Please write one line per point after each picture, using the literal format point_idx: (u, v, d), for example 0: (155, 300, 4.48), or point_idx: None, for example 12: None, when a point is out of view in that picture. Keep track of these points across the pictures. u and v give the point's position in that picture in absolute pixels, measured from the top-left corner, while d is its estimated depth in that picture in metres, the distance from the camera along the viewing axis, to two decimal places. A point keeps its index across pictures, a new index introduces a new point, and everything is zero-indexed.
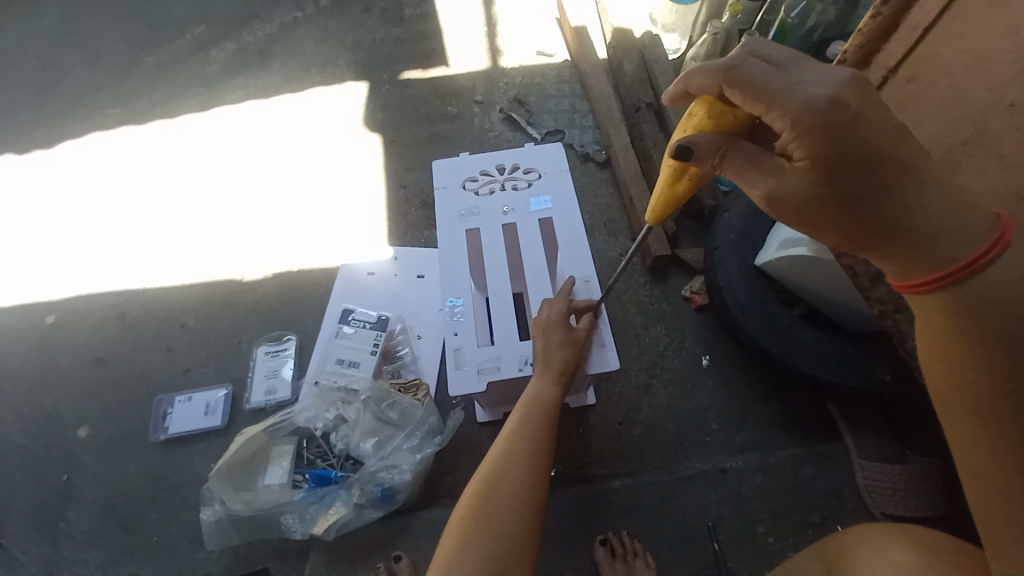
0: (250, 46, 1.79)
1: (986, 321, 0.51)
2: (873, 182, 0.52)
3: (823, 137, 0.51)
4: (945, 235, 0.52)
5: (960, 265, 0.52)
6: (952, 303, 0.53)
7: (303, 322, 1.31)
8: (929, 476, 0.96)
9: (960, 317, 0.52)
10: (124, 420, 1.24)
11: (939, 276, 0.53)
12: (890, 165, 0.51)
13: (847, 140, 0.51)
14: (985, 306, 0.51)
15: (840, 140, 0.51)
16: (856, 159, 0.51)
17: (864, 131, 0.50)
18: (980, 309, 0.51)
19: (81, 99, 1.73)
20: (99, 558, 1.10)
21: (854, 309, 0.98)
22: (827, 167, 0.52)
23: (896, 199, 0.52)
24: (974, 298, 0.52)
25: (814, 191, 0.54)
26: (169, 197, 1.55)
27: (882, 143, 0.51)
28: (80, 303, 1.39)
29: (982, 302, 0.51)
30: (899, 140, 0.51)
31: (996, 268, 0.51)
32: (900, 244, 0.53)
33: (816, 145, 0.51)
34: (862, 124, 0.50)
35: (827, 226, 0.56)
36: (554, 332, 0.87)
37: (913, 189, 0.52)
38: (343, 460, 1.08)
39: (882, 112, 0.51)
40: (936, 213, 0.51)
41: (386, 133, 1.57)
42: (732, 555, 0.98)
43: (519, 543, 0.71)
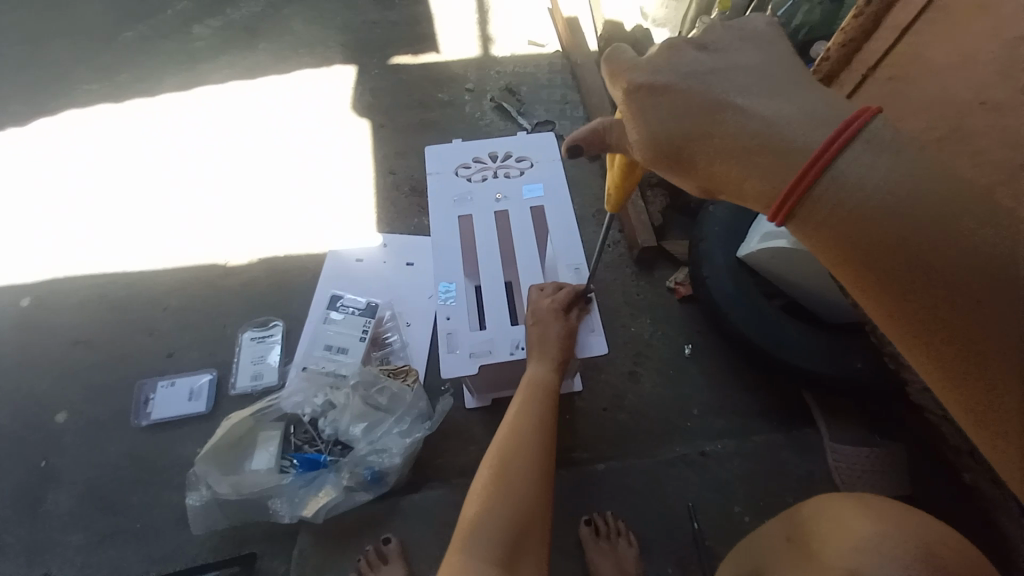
0: (235, 24, 1.74)
1: (839, 239, 0.41)
2: (698, 115, 0.48)
3: (644, 108, 0.51)
4: (782, 141, 0.44)
5: (803, 166, 0.42)
6: (811, 227, 0.43)
7: (290, 307, 1.29)
8: (893, 459, 1.03)
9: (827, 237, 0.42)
10: (105, 404, 1.21)
11: (787, 190, 0.43)
12: (712, 95, 0.48)
13: (661, 87, 0.50)
14: (832, 216, 0.41)
15: (654, 87, 0.50)
16: (675, 101, 0.49)
17: (681, 74, 0.50)
18: (830, 221, 0.42)
19: (56, 73, 1.66)
20: (80, 541, 1.09)
21: (830, 301, 1.03)
22: (659, 124, 0.50)
23: (726, 124, 0.47)
24: (826, 211, 0.42)
25: (661, 148, 0.51)
26: (150, 177, 1.51)
27: (694, 81, 0.49)
28: (56, 284, 1.35)
29: (830, 210, 0.41)
30: (720, 74, 0.49)
31: (854, 156, 0.40)
32: (749, 169, 0.46)
33: (643, 116, 0.51)
34: (682, 69, 0.50)
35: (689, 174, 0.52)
36: (549, 320, 0.89)
37: (741, 108, 0.47)
38: (332, 445, 1.09)
39: (696, 58, 0.50)
40: (769, 123, 0.45)
41: (376, 118, 1.56)
42: (710, 534, 1.03)
43: (538, 507, 0.75)
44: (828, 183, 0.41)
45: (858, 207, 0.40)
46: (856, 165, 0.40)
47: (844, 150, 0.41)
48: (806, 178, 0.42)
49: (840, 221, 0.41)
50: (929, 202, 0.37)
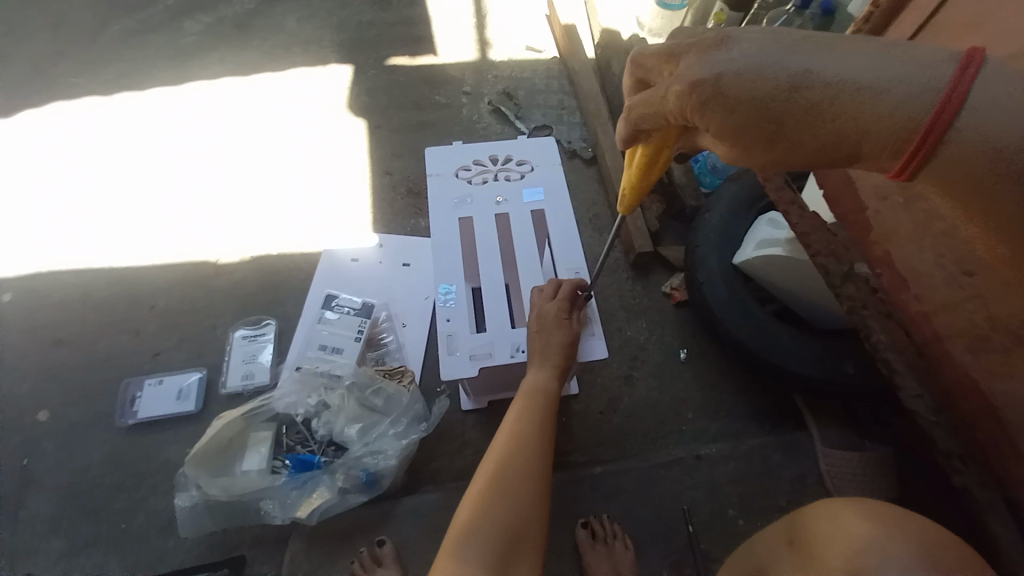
0: (228, 20, 1.73)
1: (983, 174, 0.42)
2: (780, 86, 0.49)
3: (718, 104, 0.51)
4: (887, 95, 0.45)
5: (936, 104, 0.43)
6: (950, 170, 0.44)
7: (281, 307, 1.28)
8: (884, 462, 1.05)
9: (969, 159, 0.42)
10: (88, 405, 1.18)
11: (925, 133, 0.43)
12: (790, 72, 0.48)
13: (735, 75, 0.50)
14: (976, 151, 0.42)
15: (720, 77, 0.50)
16: (751, 88, 0.49)
17: (751, 56, 0.50)
18: (975, 158, 0.42)
19: (43, 64, 1.62)
20: (61, 546, 1.05)
21: (822, 308, 1.06)
22: (738, 113, 0.51)
23: (820, 88, 0.47)
24: (973, 144, 0.42)
25: (747, 132, 0.52)
26: (139, 173, 1.48)
27: (764, 56, 0.49)
28: (37, 281, 1.32)
29: (970, 149, 0.42)
30: (786, 48, 0.49)
31: (984, 93, 0.42)
32: (865, 123, 0.46)
33: (713, 114, 0.52)
34: (732, 59, 0.50)
35: (776, 146, 0.52)
36: (554, 328, 0.89)
37: (832, 69, 0.47)
38: (325, 446, 1.07)
39: (752, 39, 0.51)
40: (870, 79, 0.46)
41: (371, 118, 1.55)
42: (704, 536, 1.04)
43: (531, 518, 0.73)
44: (966, 115, 0.42)
45: (999, 141, 0.41)
46: (989, 99, 0.42)
47: (972, 87, 0.42)
48: (943, 114, 0.42)
49: (982, 158, 0.42)
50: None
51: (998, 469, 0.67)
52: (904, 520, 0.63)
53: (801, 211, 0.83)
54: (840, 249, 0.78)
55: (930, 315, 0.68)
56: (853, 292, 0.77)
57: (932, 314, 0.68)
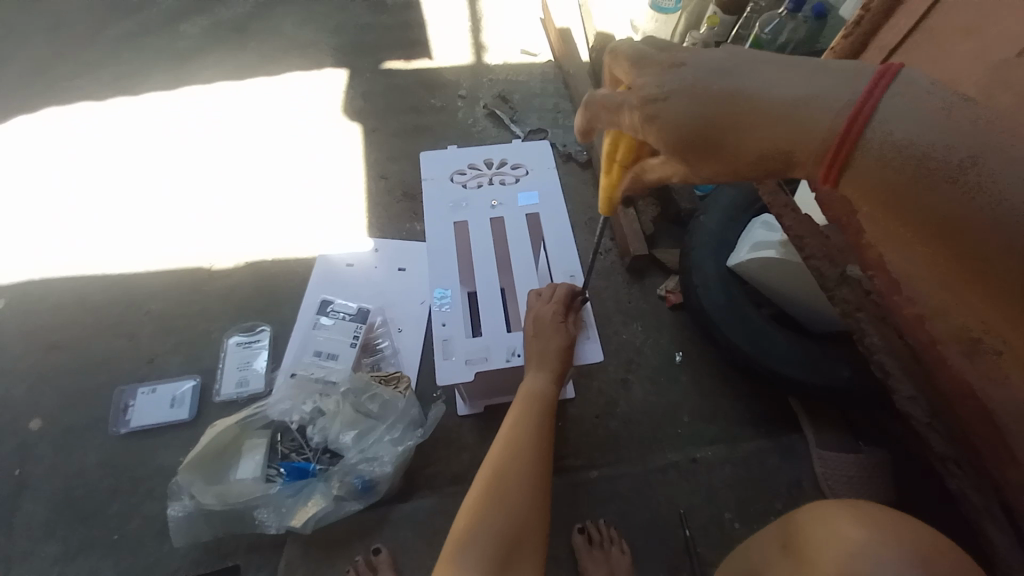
0: (222, 24, 1.72)
1: (898, 192, 0.42)
2: (717, 103, 0.50)
3: (665, 118, 0.53)
4: (809, 117, 0.46)
5: (842, 125, 0.44)
6: (862, 183, 0.44)
7: (277, 312, 1.27)
8: (879, 466, 1.05)
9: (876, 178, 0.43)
10: (81, 412, 1.16)
11: (840, 139, 0.44)
12: (732, 90, 0.49)
13: (675, 95, 0.52)
14: (881, 165, 0.42)
15: (665, 95, 0.52)
16: (694, 105, 0.51)
17: (691, 78, 0.52)
18: (882, 173, 0.42)
19: (36, 67, 1.61)
20: (54, 556, 1.04)
21: (818, 312, 1.06)
22: (682, 127, 0.52)
23: (759, 108, 0.49)
24: (878, 163, 0.42)
25: (688, 149, 0.53)
26: (133, 178, 1.47)
27: (705, 77, 0.51)
28: (30, 286, 1.30)
29: (878, 162, 0.42)
30: (725, 68, 0.51)
31: (891, 110, 0.42)
32: (789, 142, 0.48)
33: (660, 130, 0.54)
34: (680, 76, 0.52)
35: (716, 159, 0.53)
36: (551, 333, 0.89)
37: (765, 90, 0.49)
38: (320, 453, 1.05)
39: (697, 60, 0.53)
40: (799, 99, 0.47)
41: (367, 122, 1.55)
42: (701, 540, 1.03)
43: (531, 522, 0.73)
44: (872, 134, 0.43)
45: (902, 155, 0.41)
46: (897, 116, 0.42)
47: (880, 105, 0.43)
48: (850, 134, 0.44)
49: (891, 172, 0.42)
50: (980, 142, 0.38)
51: (994, 472, 0.67)
52: (896, 522, 0.63)
53: (796, 214, 0.81)
54: (835, 253, 0.78)
55: (925, 318, 0.66)
56: (845, 295, 0.78)
57: (926, 317, 0.66)
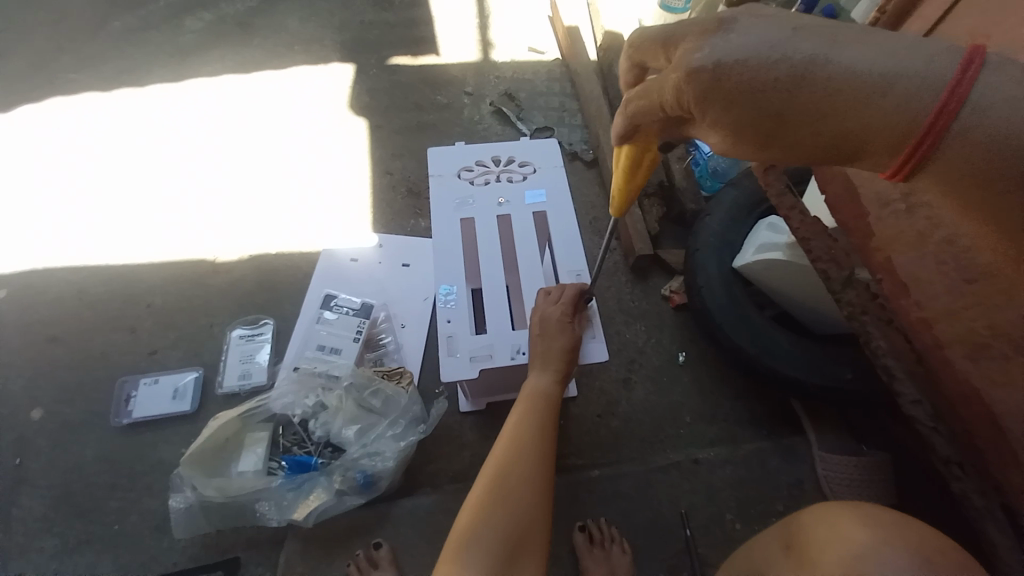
0: (229, 17, 1.72)
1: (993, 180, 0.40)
2: (781, 80, 0.45)
3: (723, 96, 0.47)
4: (895, 91, 0.42)
5: (934, 108, 0.41)
6: (953, 168, 0.41)
7: (279, 306, 1.27)
8: (880, 467, 1.05)
9: (970, 169, 0.41)
10: (83, 403, 1.16)
11: (929, 129, 0.41)
12: (796, 63, 0.44)
13: (735, 68, 0.46)
14: (983, 147, 0.40)
15: (719, 67, 0.46)
16: (756, 80, 0.45)
17: (750, 45, 0.46)
18: (982, 155, 0.40)
19: (42, 58, 1.61)
20: (54, 546, 1.04)
21: (823, 314, 1.06)
22: (744, 107, 0.47)
23: (826, 85, 0.44)
24: (971, 151, 0.40)
25: (747, 129, 0.49)
26: (138, 170, 1.47)
27: (765, 45, 0.45)
28: (33, 277, 1.30)
29: (970, 153, 0.40)
30: (792, 36, 0.45)
31: (991, 85, 0.39)
32: (866, 122, 0.44)
33: (719, 109, 0.49)
34: (734, 45, 0.46)
35: (779, 142, 0.49)
36: (557, 331, 0.89)
37: (836, 61, 0.44)
38: (322, 447, 1.07)
39: (754, 26, 0.47)
40: (876, 72, 0.43)
41: (372, 118, 1.54)
42: (702, 541, 1.03)
43: (534, 522, 0.73)
44: (964, 121, 0.40)
45: (1007, 136, 0.39)
46: (997, 89, 0.39)
47: (978, 82, 0.39)
48: (940, 121, 0.40)
49: (994, 156, 0.39)
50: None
51: (997, 476, 0.68)
52: (897, 526, 0.63)
53: (802, 216, 0.82)
54: (841, 255, 0.76)
55: (929, 321, 0.68)
56: (854, 297, 0.74)
57: (931, 321, 0.68)
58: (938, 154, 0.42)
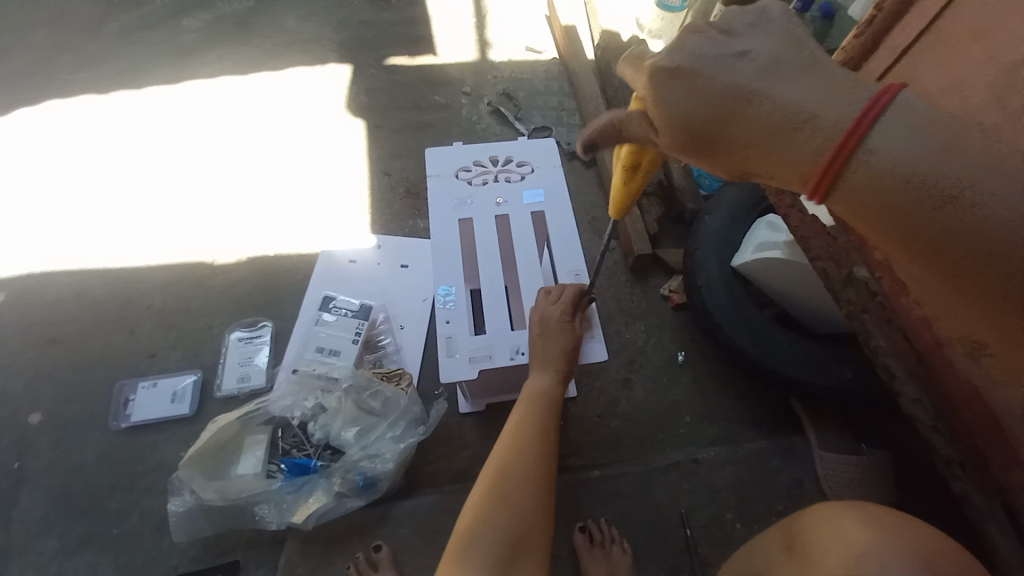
0: (226, 18, 1.71)
1: (895, 207, 0.43)
2: (720, 98, 0.50)
3: (670, 102, 0.52)
4: (811, 124, 0.46)
5: (842, 135, 0.45)
6: (852, 200, 0.46)
7: (278, 308, 1.26)
8: (879, 466, 1.05)
9: (872, 193, 0.44)
10: (81, 405, 1.16)
11: (828, 162, 0.45)
12: (734, 86, 0.50)
13: (687, 75, 0.51)
14: (870, 183, 0.44)
15: (677, 69, 0.51)
16: (696, 95, 0.51)
17: (706, 59, 0.51)
18: (867, 189, 0.44)
19: (38, 60, 1.60)
20: (54, 549, 1.04)
21: (822, 313, 1.06)
22: (686, 115, 0.52)
23: (760, 109, 0.49)
24: (874, 177, 0.43)
25: (686, 138, 0.53)
26: (136, 171, 1.46)
27: (717, 62, 0.51)
28: (31, 280, 1.30)
29: (872, 178, 0.43)
30: (740, 61, 0.50)
31: (888, 127, 0.43)
32: (782, 150, 0.48)
33: (665, 114, 0.53)
34: (689, 57, 0.51)
35: (713, 156, 0.54)
36: (557, 332, 0.89)
37: (773, 90, 0.48)
38: (322, 449, 1.06)
39: (720, 43, 0.52)
40: (799, 106, 0.47)
41: (370, 118, 1.54)
42: (702, 540, 1.03)
43: (534, 523, 0.72)
44: (866, 151, 0.44)
45: (895, 173, 0.42)
46: (891, 131, 0.43)
47: (878, 121, 0.43)
48: (846, 148, 0.44)
49: (882, 191, 0.43)
50: (971, 162, 0.40)
51: (996, 475, 0.67)
52: (901, 527, 0.62)
53: (802, 214, 0.82)
54: (840, 254, 0.77)
55: (931, 320, 0.67)
56: (853, 296, 0.75)
57: (932, 320, 0.67)
58: (846, 179, 0.45)
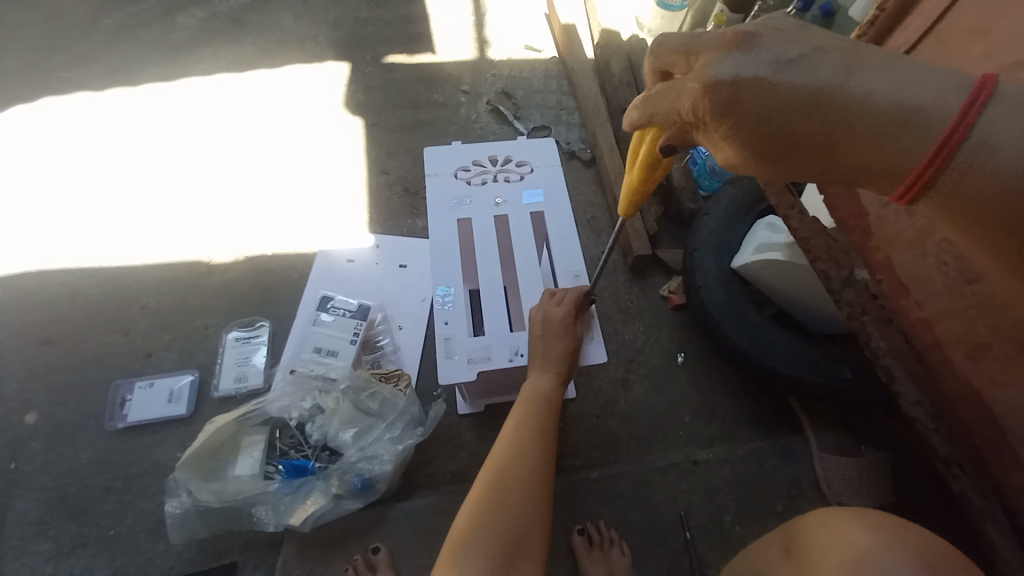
0: (222, 15, 1.70)
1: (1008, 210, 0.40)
2: (798, 100, 0.45)
3: (735, 117, 0.48)
4: (908, 122, 0.42)
5: (942, 136, 0.41)
6: (952, 204, 0.42)
7: (275, 307, 1.26)
8: (879, 467, 1.05)
9: (975, 195, 0.40)
10: (76, 406, 1.15)
11: (931, 163, 0.41)
12: (814, 85, 0.45)
13: (751, 83, 0.46)
14: (978, 189, 0.40)
15: (738, 81, 0.46)
16: (767, 99, 0.46)
17: (772, 63, 0.46)
18: (978, 194, 0.40)
19: (33, 58, 1.58)
20: (49, 550, 1.03)
21: (823, 315, 1.06)
22: (755, 126, 0.47)
23: (842, 111, 0.44)
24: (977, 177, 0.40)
25: (760, 149, 0.49)
26: (133, 170, 1.45)
27: (782, 67, 0.45)
28: (25, 280, 1.29)
29: (974, 179, 0.40)
30: (810, 58, 0.45)
31: (992, 122, 0.39)
32: (870, 151, 0.44)
33: (733, 128, 0.49)
34: (749, 62, 0.46)
35: (794, 163, 0.49)
36: (558, 333, 0.89)
37: (852, 88, 0.44)
38: (319, 451, 1.05)
39: (774, 45, 0.47)
40: (888, 105, 0.43)
41: (367, 117, 1.53)
42: (701, 541, 1.03)
43: (532, 524, 0.72)
44: (967, 154, 0.40)
45: (1006, 174, 0.39)
46: (1003, 124, 0.39)
47: (982, 116, 0.40)
48: (944, 152, 0.40)
49: (1006, 190, 0.39)
50: None
51: (997, 476, 0.67)
52: (899, 528, 0.62)
53: (801, 216, 0.81)
54: (841, 254, 0.76)
55: (930, 322, 0.67)
56: (853, 297, 0.74)
57: (932, 321, 0.67)
58: (943, 181, 0.42)
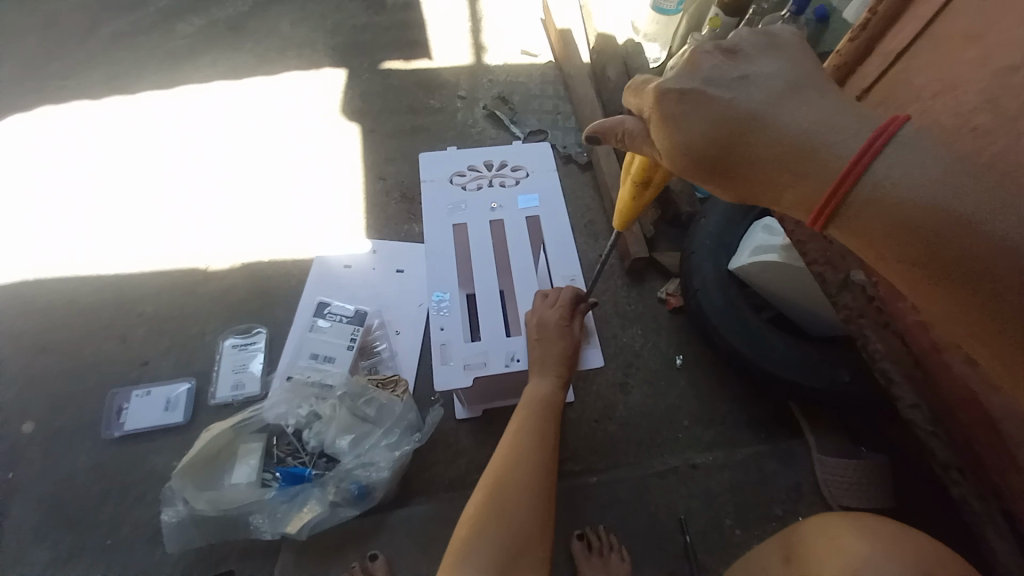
0: (220, 23, 1.71)
1: (892, 238, 0.44)
2: (727, 121, 0.51)
3: (675, 126, 0.54)
4: (820, 150, 0.47)
5: (842, 171, 0.45)
6: (854, 227, 0.46)
7: (272, 314, 1.26)
8: (879, 470, 1.05)
9: (871, 221, 0.45)
10: (73, 414, 1.15)
11: (836, 190, 0.45)
12: (741, 109, 0.51)
13: (693, 100, 0.53)
14: (876, 215, 0.44)
15: (683, 96, 0.53)
16: (702, 116, 0.52)
17: (716, 87, 0.52)
18: (871, 219, 0.45)
19: (32, 67, 1.59)
20: (45, 560, 1.02)
21: (820, 317, 1.05)
22: (688, 138, 0.53)
23: (763, 135, 0.50)
24: (872, 207, 0.44)
25: (690, 160, 0.55)
26: (131, 178, 1.45)
27: (722, 92, 0.52)
28: (23, 288, 1.29)
29: (867, 208, 0.45)
30: (751, 86, 0.51)
31: (892, 158, 0.44)
32: (789, 174, 0.49)
33: (671, 136, 0.55)
34: (696, 83, 0.53)
35: (721, 178, 0.55)
36: (555, 337, 0.88)
37: (774, 115, 0.49)
38: (316, 458, 1.05)
39: (714, 75, 0.53)
40: (806, 132, 0.48)
41: (365, 123, 1.53)
42: (700, 546, 1.03)
43: (535, 529, 0.72)
44: (867, 187, 0.45)
45: (895, 206, 0.43)
46: (899, 163, 0.43)
47: (884, 154, 0.44)
48: (846, 183, 0.45)
49: (892, 220, 0.43)
50: (979, 201, 0.40)
51: (997, 481, 0.66)
52: (897, 537, 0.62)
53: (797, 219, 0.81)
54: (837, 259, 0.74)
55: (929, 325, 0.65)
56: (850, 301, 0.73)
57: (930, 324, 0.64)
58: (845, 210, 0.46)
